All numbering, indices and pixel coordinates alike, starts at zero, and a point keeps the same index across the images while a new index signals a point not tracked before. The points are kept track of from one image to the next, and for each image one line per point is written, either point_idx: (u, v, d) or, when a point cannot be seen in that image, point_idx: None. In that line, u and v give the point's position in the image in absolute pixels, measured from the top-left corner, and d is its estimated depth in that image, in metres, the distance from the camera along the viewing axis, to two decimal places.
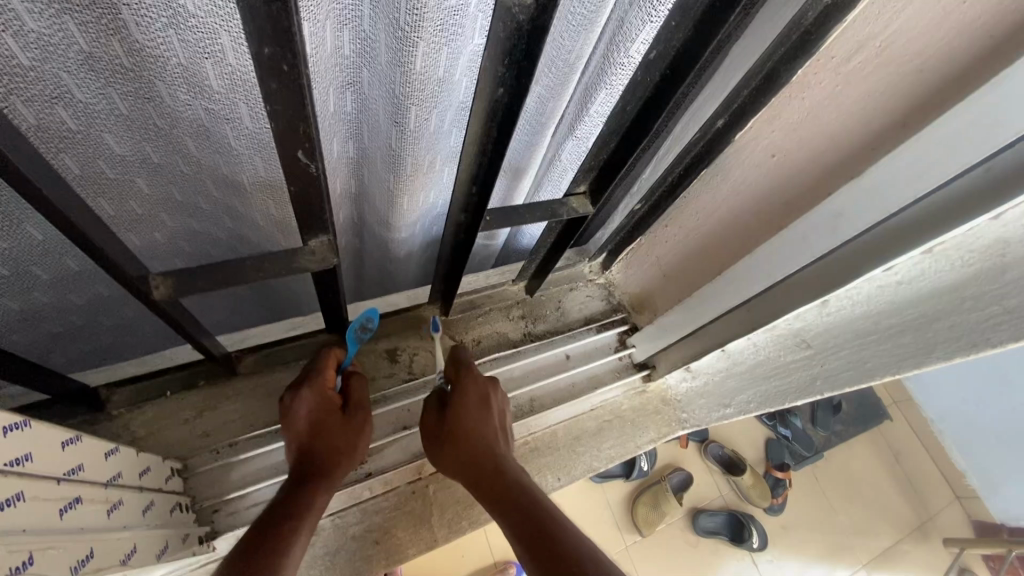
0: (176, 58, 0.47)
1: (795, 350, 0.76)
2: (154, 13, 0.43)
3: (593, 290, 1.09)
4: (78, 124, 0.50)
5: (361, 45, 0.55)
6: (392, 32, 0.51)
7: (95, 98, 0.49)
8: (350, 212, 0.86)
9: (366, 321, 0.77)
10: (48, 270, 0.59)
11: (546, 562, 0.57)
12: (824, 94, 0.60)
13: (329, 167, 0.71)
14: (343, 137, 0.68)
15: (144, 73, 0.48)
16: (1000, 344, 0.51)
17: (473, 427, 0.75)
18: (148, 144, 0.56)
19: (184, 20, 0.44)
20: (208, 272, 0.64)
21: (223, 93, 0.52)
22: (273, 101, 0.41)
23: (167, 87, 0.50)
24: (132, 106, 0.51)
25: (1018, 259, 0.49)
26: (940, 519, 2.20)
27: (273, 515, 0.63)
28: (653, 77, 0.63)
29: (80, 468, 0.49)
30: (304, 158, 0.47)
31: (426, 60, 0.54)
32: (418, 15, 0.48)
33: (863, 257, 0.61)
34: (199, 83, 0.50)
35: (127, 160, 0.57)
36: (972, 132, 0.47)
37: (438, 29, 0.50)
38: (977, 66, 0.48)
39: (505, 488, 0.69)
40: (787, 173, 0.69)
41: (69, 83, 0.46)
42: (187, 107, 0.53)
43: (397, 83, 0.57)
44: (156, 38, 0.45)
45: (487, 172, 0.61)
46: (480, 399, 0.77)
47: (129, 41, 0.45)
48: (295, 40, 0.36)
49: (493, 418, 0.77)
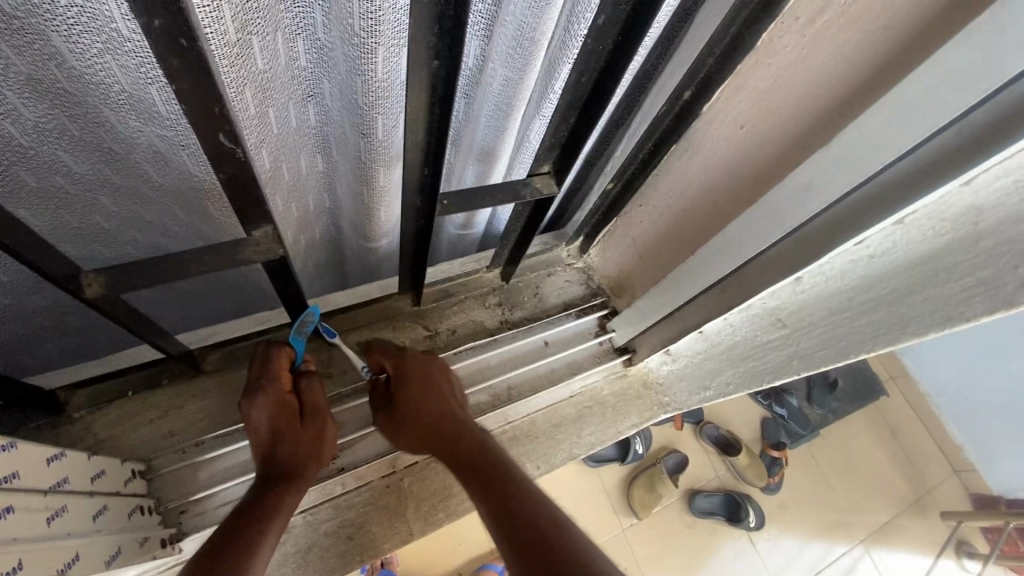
0: (121, 86, 0.46)
1: (770, 329, 0.74)
2: (88, 39, 0.41)
3: (572, 275, 1.07)
4: (29, 139, 0.47)
5: (319, 54, 0.53)
6: (347, 40, 0.49)
7: (45, 116, 0.46)
8: (325, 225, 0.84)
9: (308, 316, 0.79)
10: (7, 275, 0.57)
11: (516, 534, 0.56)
12: (791, 58, 0.56)
13: (297, 182, 0.69)
14: (312, 151, 0.66)
15: (89, 99, 0.46)
16: (975, 317, 0.49)
17: (428, 407, 0.73)
18: (108, 166, 0.54)
19: (121, 45, 0.42)
20: (146, 268, 0.60)
21: (175, 119, 0.51)
22: (180, 81, 0.38)
23: (117, 113, 0.48)
24: (85, 128, 0.49)
25: (992, 227, 0.47)
26: (940, 492, 2.18)
27: (242, 513, 0.62)
28: (606, 47, 0.58)
29: (14, 476, 0.47)
30: (229, 143, 0.44)
31: (387, 65, 0.52)
32: (373, 21, 0.46)
33: (834, 233, 0.58)
34: (148, 109, 0.49)
35: (87, 180, 0.54)
36: (937, 94, 0.44)
37: (395, 31, 0.48)
38: (941, 22, 0.45)
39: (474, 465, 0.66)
40: (755, 145, 0.65)
41: (14, 101, 0.44)
42: (141, 134, 0.52)
43: (359, 93, 0.55)
44: (94, 66, 0.43)
45: (439, 149, 0.57)
46: (424, 376, 0.75)
47: (67, 67, 0.43)
48: (187, 10, 0.33)
49: (444, 391, 0.75)
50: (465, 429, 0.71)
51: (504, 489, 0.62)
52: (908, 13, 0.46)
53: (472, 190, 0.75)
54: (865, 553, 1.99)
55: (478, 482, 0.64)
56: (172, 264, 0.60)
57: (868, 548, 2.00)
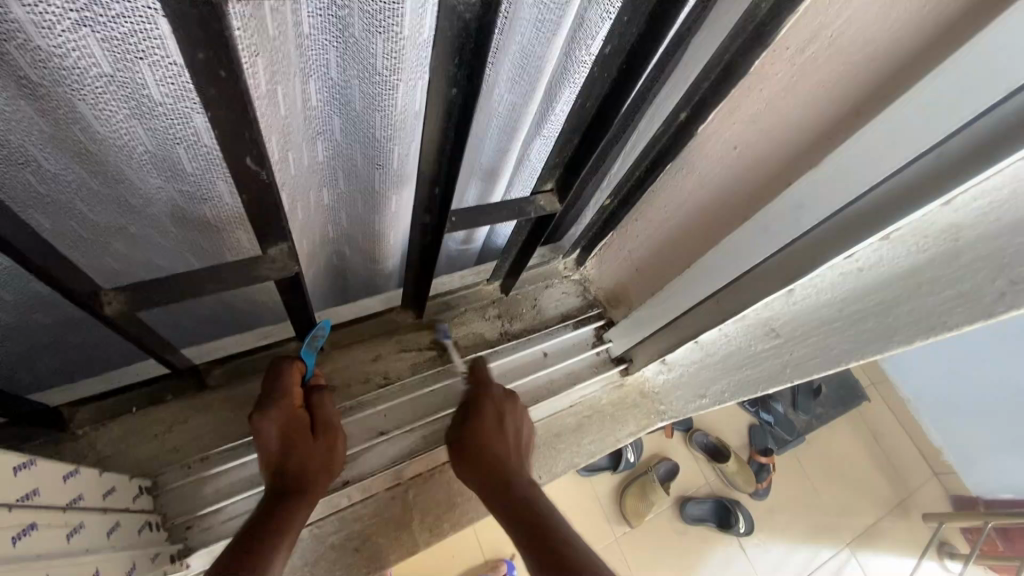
0: (143, 146, 0.49)
1: (764, 339, 0.77)
2: (116, 106, 0.44)
3: (569, 287, 1.09)
4: (47, 189, 0.50)
5: (330, 93, 0.55)
6: (367, 78, 0.51)
7: (64, 170, 0.49)
8: (329, 255, 0.87)
9: (319, 331, 0.81)
10: (14, 294, 0.57)
11: (535, 541, 0.61)
12: (781, 85, 0.60)
13: (307, 217, 0.72)
14: (320, 186, 0.69)
15: (111, 158, 0.49)
16: (957, 326, 0.53)
17: (495, 448, 0.75)
18: (124, 216, 0.57)
19: (149, 109, 0.45)
20: (161, 286, 0.61)
21: (196, 174, 0.54)
22: (216, 106, 0.40)
23: (138, 170, 0.52)
24: (104, 182, 0.52)
25: (970, 242, 0.50)
26: (921, 494, 2.24)
27: (252, 525, 0.63)
28: (611, 73, 0.62)
29: (35, 493, 0.48)
30: (254, 165, 0.46)
31: (405, 98, 0.54)
32: (396, 59, 0.48)
33: (824, 247, 0.61)
34: (171, 166, 0.52)
35: (101, 226, 0.57)
36: (915, 123, 0.48)
37: (416, 67, 0.51)
38: (921, 56, 0.48)
39: (534, 530, 0.62)
40: (748, 166, 0.69)
41: (37, 156, 0.46)
42: (160, 188, 0.55)
43: (377, 127, 0.58)
44: (118, 129, 0.46)
45: (449, 171, 0.61)
46: (500, 422, 0.78)
47: (91, 131, 0.46)
48: (230, 45, 0.35)
49: (512, 440, 0.76)
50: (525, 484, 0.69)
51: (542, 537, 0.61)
52: (889, 44, 0.50)
53: (477, 208, 0.78)
54: (852, 556, 2.04)
55: (532, 547, 0.60)
56: (185, 280, 0.61)
57: (855, 552, 2.05)
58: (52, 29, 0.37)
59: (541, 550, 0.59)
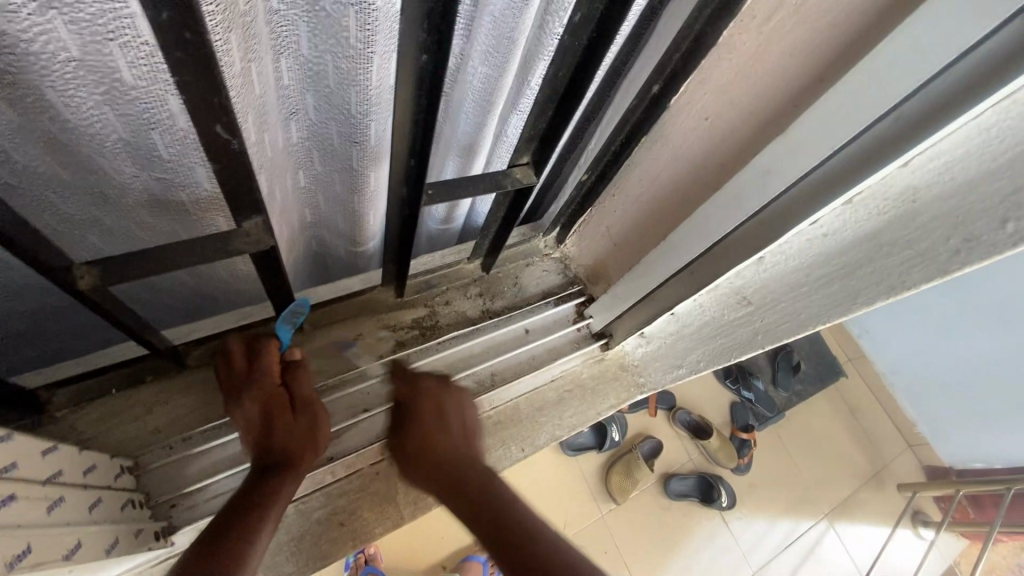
0: (116, 134, 0.49)
1: (736, 307, 0.79)
2: (87, 92, 0.44)
3: (549, 265, 1.10)
4: (17, 180, 0.49)
5: (301, 71, 0.54)
6: (340, 53, 0.51)
7: (33, 160, 0.48)
8: (307, 238, 0.87)
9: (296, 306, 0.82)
10: None
11: (492, 531, 0.62)
12: (749, 54, 0.61)
13: (285, 199, 0.72)
14: (295, 167, 0.68)
15: (83, 147, 0.49)
16: (914, 285, 0.55)
17: (441, 442, 0.75)
18: (96, 206, 0.56)
19: (122, 94, 0.45)
20: (137, 260, 0.60)
21: (172, 160, 0.54)
22: (182, 72, 0.40)
23: (111, 158, 0.51)
24: (75, 171, 0.51)
25: (926, 203, 0.53)
26: (896, 466, 2.32)
27: (248, 493, 0.64)
28: (582, 43, 0.63)
29: (15, 467, 0.48)
30: (225, 134, 0.46)
31: (380, 71, 0.55)
32: (370, 32, 0.49)
33: (791, 215, 0.63)
34: (146, 152, 0.52)
35: (73, 216, 0.56)
36: (875, 87, 0.49)
37: (390, 38, 0.51)
38: (882, 21, 0.50)
39: (487, 517, 0.64)
40: (719, 138, 0.70)
41: (5, 146, 0.46)
42: (133, 176, 0.55)
43: (353, 102, 0.58)
44: (89, 116, 0.46)
45: (425, 142, 0.61)
46: (440, 413, 0.79)
47: (61, 119, 0.45)
48: (196, 8, 0.35)
49: (457, 427, 0.77)
50: (474, 472, 0.70)
51: (501, 520, 0.63)
52: (852, 10, 0.51)
53: (454, 182, 0.78)
54: (830, 527, 2.11)
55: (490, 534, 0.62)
56: (162, 257, 0.61)
57: (832, 522, 2.12)
58: (18, 14, 0.36)
59: (504, 535, 0.61)
